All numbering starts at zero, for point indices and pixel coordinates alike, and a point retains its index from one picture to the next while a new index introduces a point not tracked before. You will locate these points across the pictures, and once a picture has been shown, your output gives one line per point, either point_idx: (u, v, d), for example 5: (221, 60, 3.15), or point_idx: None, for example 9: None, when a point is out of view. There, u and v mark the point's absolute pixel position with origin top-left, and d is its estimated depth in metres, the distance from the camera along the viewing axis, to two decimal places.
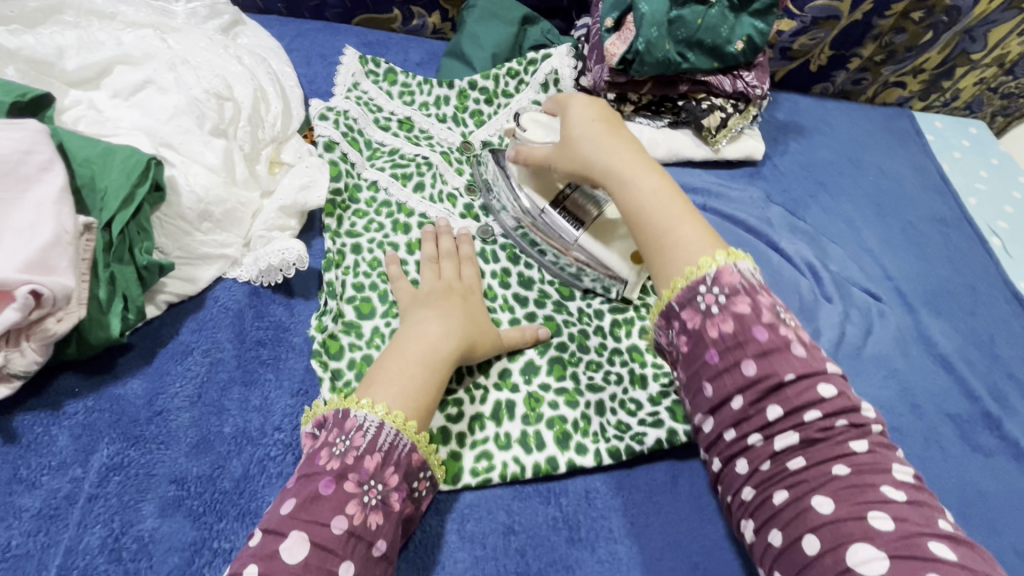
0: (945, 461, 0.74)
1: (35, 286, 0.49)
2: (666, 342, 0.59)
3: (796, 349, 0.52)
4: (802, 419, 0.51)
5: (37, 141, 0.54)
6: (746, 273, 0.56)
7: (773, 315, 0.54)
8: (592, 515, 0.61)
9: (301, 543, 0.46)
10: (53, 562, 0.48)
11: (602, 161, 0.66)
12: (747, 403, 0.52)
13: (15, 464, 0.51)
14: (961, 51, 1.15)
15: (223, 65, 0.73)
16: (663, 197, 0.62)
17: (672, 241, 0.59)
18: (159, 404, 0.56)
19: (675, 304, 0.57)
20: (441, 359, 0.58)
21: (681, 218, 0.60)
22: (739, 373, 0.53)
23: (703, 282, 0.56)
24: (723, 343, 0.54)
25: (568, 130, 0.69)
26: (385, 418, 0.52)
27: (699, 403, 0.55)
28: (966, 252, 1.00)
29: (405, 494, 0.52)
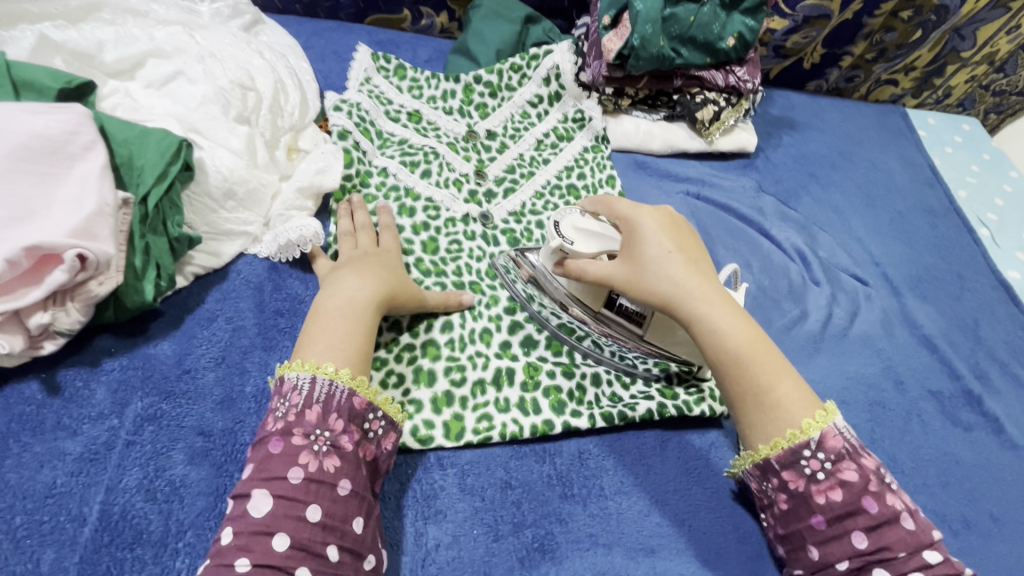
0: (926, 433, 0.78)
1: (82, 250, 0.54)
2: (760, 491, 0.61)
3: (904, 518, 0.55)
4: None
5: (81, 123, 0.60)
6: (846, 434, 0.58)
7: (880, 482, 0.56)
8: (584, 474, 0.65)
9: (263, 497, 0.51)
10: (95, 499, 0.53)
11: (690, 303, 0.64)
12: (854, 567, 0.54)
13: (59, 413, 0.56)
14: (951, 49, 1.19)
15: (246, 60, 0.78)
16: (755, 345, 0.62)
17: (774, 400, 0.60)
18: (187, 363, 0.62)
19: (777, 464, 0.59)
20: (364, 312, 0.63)
21: (779, 374, 0.61)
22: (849, 543, 0.55)
23: (808, 445, 0.58)
24: (831, 511, 0.56)
25: (649, 263, 0.65)
26: (315, 371, 0.57)
27: (800, 557, 0.58)
28: (954, 241, 1.04)
29: (356, 437, 0.56)
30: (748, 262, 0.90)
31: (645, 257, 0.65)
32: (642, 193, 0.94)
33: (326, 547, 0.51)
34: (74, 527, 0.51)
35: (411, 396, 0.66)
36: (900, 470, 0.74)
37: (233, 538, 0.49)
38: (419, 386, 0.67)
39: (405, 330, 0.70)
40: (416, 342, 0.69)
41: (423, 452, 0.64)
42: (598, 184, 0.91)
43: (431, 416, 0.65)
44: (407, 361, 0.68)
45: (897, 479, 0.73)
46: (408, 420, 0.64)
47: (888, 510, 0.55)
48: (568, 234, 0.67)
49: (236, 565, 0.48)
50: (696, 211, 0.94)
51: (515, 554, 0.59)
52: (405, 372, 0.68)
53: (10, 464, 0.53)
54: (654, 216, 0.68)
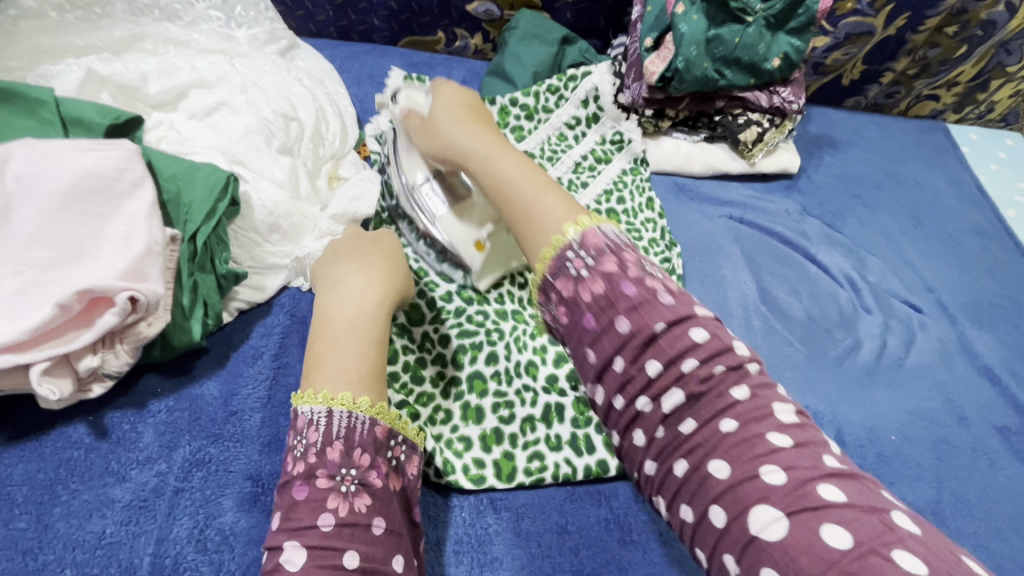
0: (994, 472, 0.74)
1: (133, 292, 0.52)
2: (549, 318, 0.55)
3: (662, 297, 0.49)
4: (681, 370, 0.47)
5: (130, 160, 0.59)
6: (611, 235, 0.54)
7: (637, 267, 0.52)
8: (643, 519, 0.62)
9: (295, 550, 0.45)
10: (146, 550, 0.51)
11: (470, 147, 0.65)
12: (627, 364, 0.49)
13: (107, 458, 0.55)
14: (996, 64, 1.15)
15: (287, 87, 0.78)
16: (528, 176, 0.61)
17: (540, 212, 0.57)
18: (233, 404, 0.60)
19: (548, 277, 0.54)
20: (374, 323, 0.58)
21: (543, 192, 0.59)
22: (616, 334, 0.50)
23: (570, 248, 0.53)
24: (595, 305, 0.50)
25: (443, 122, 0.67)
26: (332, 403, 0.51)
27: (586, 373, 0.52)
28: (1006, 264, 1.00)
29: (383, 470, 0.52)
30: (796, 288, 0.87)
31: (437, 114, 0.67)
32: (682, 217, 0.92)
33: None
34: None
35: (459, 433, 0.64)
36: (969, 513, 0.70)
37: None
38: (467, 423, 0.65)
39: (449, 361, 0.68)
40: (462, 375, 0.67)
41: (476, 493, 0.62)
42: (638, 208, 0.89)
43: (481, 455, 0.63)
44: (454, 396, 0.67)
45: (967, 523, 0.70)
46: (458, 458, 0.63)
47: (645, 291, 0.50)
48: (398, 97, 0.71)
49: None
50: (739, 235, 0.92)
51: None
52: (452, 408, 0.66)
53: (59, 513, 0.52)
54: (451, 85, 0.71)
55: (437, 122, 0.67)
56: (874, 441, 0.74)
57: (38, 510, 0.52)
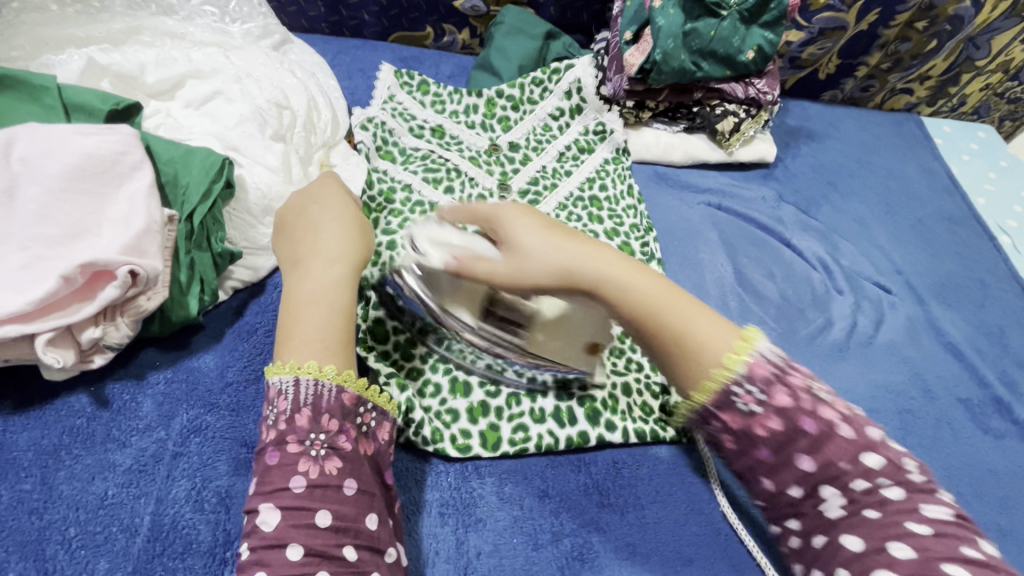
0: (957, 441, 0.78)
1: (133, 266, 0.55)
2: (706, 435, 0.57)
3: (841, 429, 0.51)
4: (849, 485, 0.50)
5: (130, 144, 0.62)
6: (771, 358, 0.54)
7: (811, 397, 0.52)
8: (620, 483, 0.65)
9: (270, 510, 0.50)
10: (146, 510, 0.54)
11: (582, 272, 0.56)
12: (805, 489, 0.52)
13: (108, 425, 0.58)
14: (965, 58, 1.20)
15: (280, 79, 0.81)
16: (662, 297, 0.56)
17: (696, 343, 0.54)
18: (229, 376, 0.63)
19: (711, 407, 0.54)
20: (339, 294, 0.60)
21: (690, 316, 0.56)
22: (795, 468, 0.52)
23: (736, 381, 0.53)
24: (773, 442, 0.52)
25: (528, 251, 0.56)
26: (296, 372, 0.54)
27: (756, 491, 0.55)
28: (975, 249, 1.04)
29: (353, 435, 0.55)
30: (771, 271, 0.91)
31: (511, 248, 0.56)
32: (663, 205, 0.96)
33: (342, 549, 0.50)
34: (125, 537, 0.52)
35: (448, 406, 0.67)
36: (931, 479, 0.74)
37: (249, 554, 0.48)
38: (455, 396, 0.67)
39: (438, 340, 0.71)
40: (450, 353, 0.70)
41: (461, 461, 0.65)
42: (620, 195, 0.92)
43: (468, 425, 0.66)
44: (442, 370, 0.69)
45: None
46: (446, 429, 0.65)
47: (823, 424, 0.51)
48: (423, 248, 0.59)
49: None
50: (717, 221, 0.96)
51: (554, 562, 0.59)
52: (440, 382, 0.68)
53: (63, 476, 0.54)
54: (498, 210, 0.59)
55: (521, 253, 0.56)
56: None
57: (43, 473, 0.54)
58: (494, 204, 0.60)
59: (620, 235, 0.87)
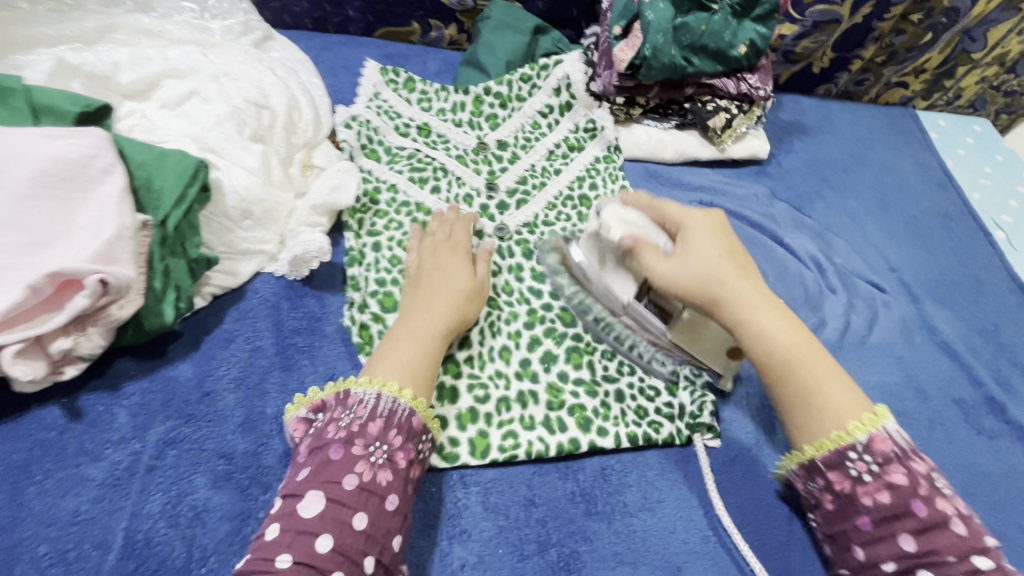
0: (950, 442, 0.77)
1: (103, 275, 0.54)
2: (806, 492, 0.59)
3: (956, 523, 0.50)
4: (948, 574, 0.49)
5: (101, 147, 0.60)
6: (898, 439, 0.54)
7: (930, 485, 0.52)
8: (608, 491, 0.64)
9: (318, 499, 0.50)
10: (119, 525, 0.52)
11: (733, 297, 0.59)
12: (899, 569, 0.51)
13: (81, 438, 0.56)
14: (961, 51, 1.18)
15: (259, 77, 0.79)
16: (805, 352, 0.58)
17: (823, 404, 0.56)
18: (207, 385, 0.61)
19: (822, 464, 0.56)
20: (430, 341, 0.62)
21: (827, 379, 0.57)
22: (896, 545, 0.52)
23: (854, 448, 0.54)
24: (876, 512, 0.53)
25: (691, 261, 0.60)
26: (381, 388, 0.56)
27: (845, 559, 0.55)
28: (970, 246, 1.03)
29: (410, 455, 0.55)
30: (763, 270, 0.89)
31: (683, 261, 0.60)
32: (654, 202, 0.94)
33: (365, 557, 0.49)
34: (98, 555, 0.51)
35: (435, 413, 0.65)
36: None
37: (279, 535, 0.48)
38: (443, 403, 0.66)
39: None
40: None
41: (446, 470, 0.63)
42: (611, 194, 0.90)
43: (456, 433, 0.64)
44: None
45: None
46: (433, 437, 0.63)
47: (937, 512, 0.51)
48: (608, 219, 0.66)
49: (278, 562, 0.47)
50: None
51: (540, 573, 0.58)
52: None
53: (33, 492, 0.53)
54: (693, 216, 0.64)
55: (685, 257, 0.61)
56: None
57: (13, 488, 0.53)
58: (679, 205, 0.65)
59: None
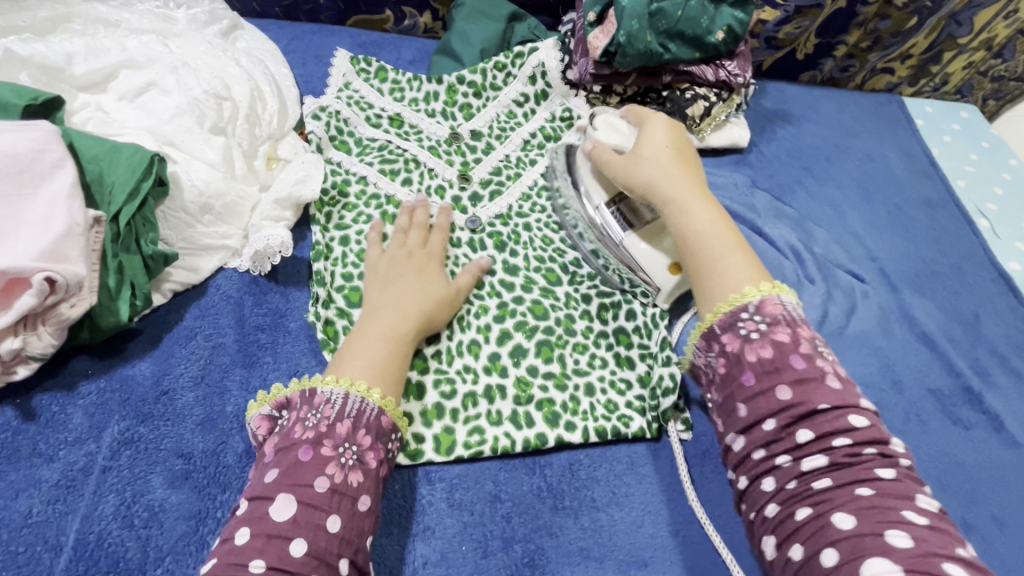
0: (925, 433, 0.76)
1: (50, 273, 0.52)
2: (705, 365, 0.61)
3: (830, 378, 0.55)
4: (832, 443, 0.52)
5: (50, 141, 0.58)
6: (788, 306, 0.59)
7: (811, 348, 0.57)
8: (575, 486, 0.64)
9: (288, 502, 0.49)
10: (71, 527, 0.52)
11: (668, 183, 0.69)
12: (780, 425, 0.54)
13: (34, 439, 0.55)
14: (947, 36, 1.16)
15: (222, 67, 0.77)
16: (719, 232, 0.65)
17: (722, 268, 0.63)
18: (165, 384, 0.60)
19: (718, 327, 0.60)
20: (396, 345, 0.61)
21: (731, 252, 0.64)
22: (774, 398, 0.55)
23: (746, 308, 0.59)
24: (760, 367, 0.56)
25: (642, 153, 0.72)
26: (349, 388, 0.55)
27: (732, 423, 0.58)
28: (952, 234, 1.02)
29: (380, 454, 0.54)
30: None
31: (638, 149, 0.73)
32: None
33: (339, 559, 0.49)
34: (50, 557, 0.50)
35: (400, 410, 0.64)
36: None
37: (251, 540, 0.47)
38: (408, 399, 0.65)
39: None
40: None
41: (412, 466, 0.62)
42: None
43: (421, 430, 0.64)
44: None
45: None
46: None
47: (813, 367, 0.55)
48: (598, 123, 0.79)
49: (250, 566, 0.46)
50: None
51: (505, 570, 0.58)
52: None
53: None
54: (657, 121, 0.76)
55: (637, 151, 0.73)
56: None
57: None
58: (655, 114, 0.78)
59: None
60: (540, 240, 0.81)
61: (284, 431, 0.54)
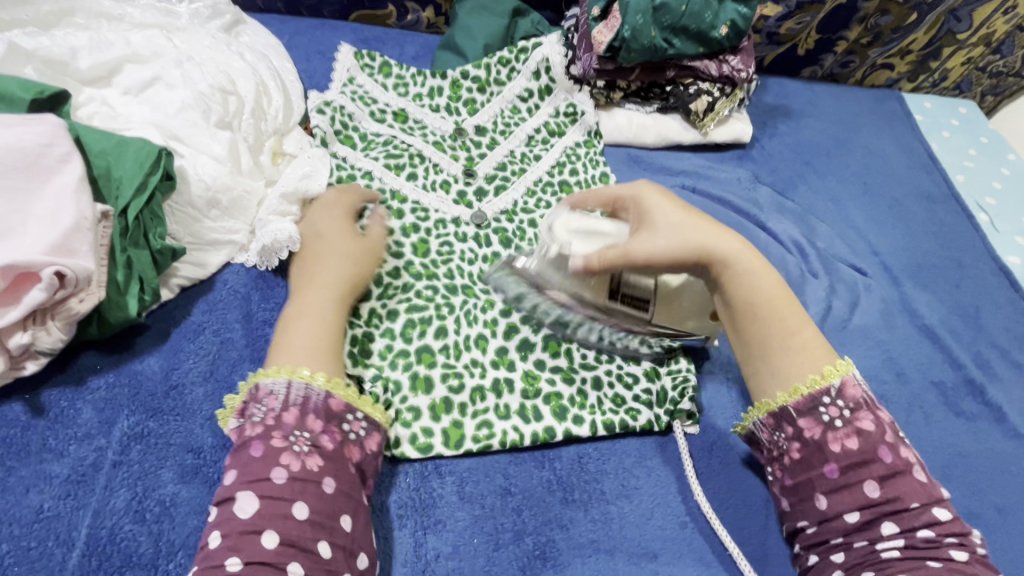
0: (929, 425, 0.77)
1: (60, 267, 0.52)
2: (771, 443, 0.61)
3: (916, 470, 0.55)
4: (912, 529, 0.52)
5: (56, 135, 0.58)
6: (866, 391, 0.58)
7: (893, 434, 0.56)
8: (585, 478, 0.64)
9: (248, 498, 0.49)
10: (83, 522, 0.52)
11: (715, 255, 0.61)
12: (862, 517, 0.54)
13: (44, 434, 0.55)
14: (947, 31, 1.17)
15: (227, 62, 0.77)
16: (779, 303, 0.61)
17: (798, 346, 0.60)
18: (174, 379, 0.60)
19: (794, 411, 0.58)
20: (324, 317, 0.60)
21: (799, 323, 0.61)
22: (860, 492, 0.55)
23: (827, 393, 0.58)
24: (842, 458, 0.56)
25: (658, 227, 0.61)
26: (290, 377, 0.55)
27: (808, 509, 0.58)
28: (952, 228, 1.02)
29: (338, 437, 0.54)
30: None
31: (653, 225, 0.61)
32: None
33: (316, 543, 0.49)
34: (62, 552, 0.50)
35: (409, 404, 0.64)
36: None
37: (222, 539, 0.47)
38: (416, 394, 0.65)
39: (398, 335, 0.68)
40: (411, 349, 0.67)
41: (422, 460, 0.63)
42: (591, 180, 0.89)
43: (430, 424, 0.64)
44: (403, 367, 0.66)
45: None
46: (407, 428, 0.63)
47: (899, 460, 0.55)
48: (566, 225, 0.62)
49: (226, 565, 0.46)
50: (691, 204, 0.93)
51: (516, 562, 0.58)
52: (401, 379, 0.65)
53: None
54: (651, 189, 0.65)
55: (656, 227, 0.61)
56: None
57: None
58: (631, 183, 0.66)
59: None
60: None
61: (236, 429, 0.54)
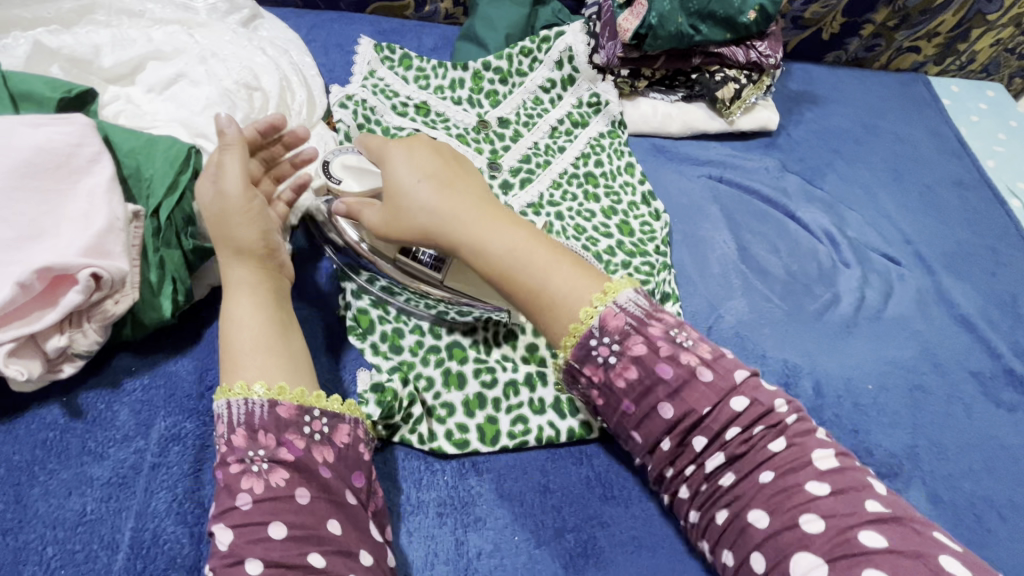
0: (969, 417, 0.76)
1: (95, 269, 0.52)
2: (581, 395, 0.57)
3: (700, 371, 0.51)
4: (723, 438, 0.51)
5: (85, 134, 0.57)
6: (631, 306, 0.53)
7: (669, 345, 0.52)
8: (623, 475, 0.63)
9: (223, 530, 0.48)
10: (126, 525, 0.51)
11: (447, 215, 0.57)
12: (674, 442, 0.52)
13: (83, 438, 0.55)
14: (976, 12, 1.14)
15: (249, 57, 0.75)
16: (529, 246, 0.56)
17: (551, 292, 0.54)
18: (209, 380, 0.60)
19: (575, 363, 0.53)
20: (251, 324, 0.55)
21: (551, 266, 0.55)
22: (659, 417, 0.52)
23: (592, 334, 0.52)
24: (633, 392, 0.52)
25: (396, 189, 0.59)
26: (228, 395, 0.52)
27: (634, 447, 0.55)
28: (985, 215, 1.00)
29: (299, 445, 0.51)
30: (775, 245, 0.87)
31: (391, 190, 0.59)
32: (660, 178, 0.91)
33: (307, 557, 0.47)
34: (107, 555, 0.50)
35: (442, 400, 0.64)
36: (944, 456, 0.72)
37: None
38: (449, 389, 0.64)
39: (428, 331, 0.67)
40: (441, 345, 0.67)
41: (459, 457, 0.62)
42: (616, 171, 0.87)
43: (465, 420, 0.63)
44: (434, 363, 0.65)
45: (943, 465, 0.71)
46: (442, 424, 0.63)
47: (680, 372, 0.51)
48: (336, 172, 0.64)
49: None
50: (718, 194, 0.91)
51: (557, 560, 0.57)
52: (434, 375, 0.65)
53: (38, 493, 0.52)
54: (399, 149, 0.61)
55: (394, 191, 0.59)
56: (851, 391, 0.75)
57: (16, 491, 0.52)
58: (387, 138, 0.63)
59: (618, 213, 0.83)
60: (572, 229, 0.79)
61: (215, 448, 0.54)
